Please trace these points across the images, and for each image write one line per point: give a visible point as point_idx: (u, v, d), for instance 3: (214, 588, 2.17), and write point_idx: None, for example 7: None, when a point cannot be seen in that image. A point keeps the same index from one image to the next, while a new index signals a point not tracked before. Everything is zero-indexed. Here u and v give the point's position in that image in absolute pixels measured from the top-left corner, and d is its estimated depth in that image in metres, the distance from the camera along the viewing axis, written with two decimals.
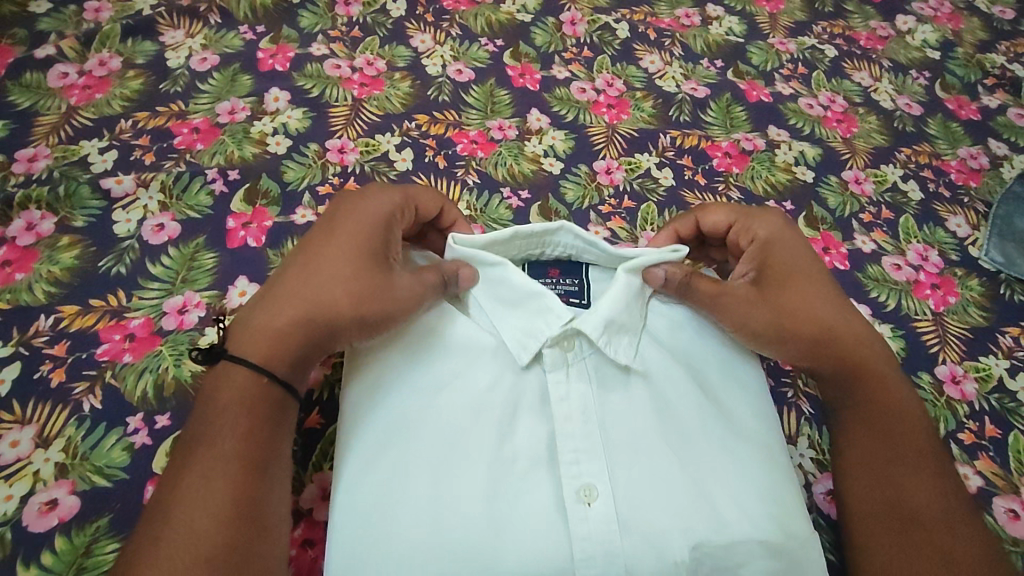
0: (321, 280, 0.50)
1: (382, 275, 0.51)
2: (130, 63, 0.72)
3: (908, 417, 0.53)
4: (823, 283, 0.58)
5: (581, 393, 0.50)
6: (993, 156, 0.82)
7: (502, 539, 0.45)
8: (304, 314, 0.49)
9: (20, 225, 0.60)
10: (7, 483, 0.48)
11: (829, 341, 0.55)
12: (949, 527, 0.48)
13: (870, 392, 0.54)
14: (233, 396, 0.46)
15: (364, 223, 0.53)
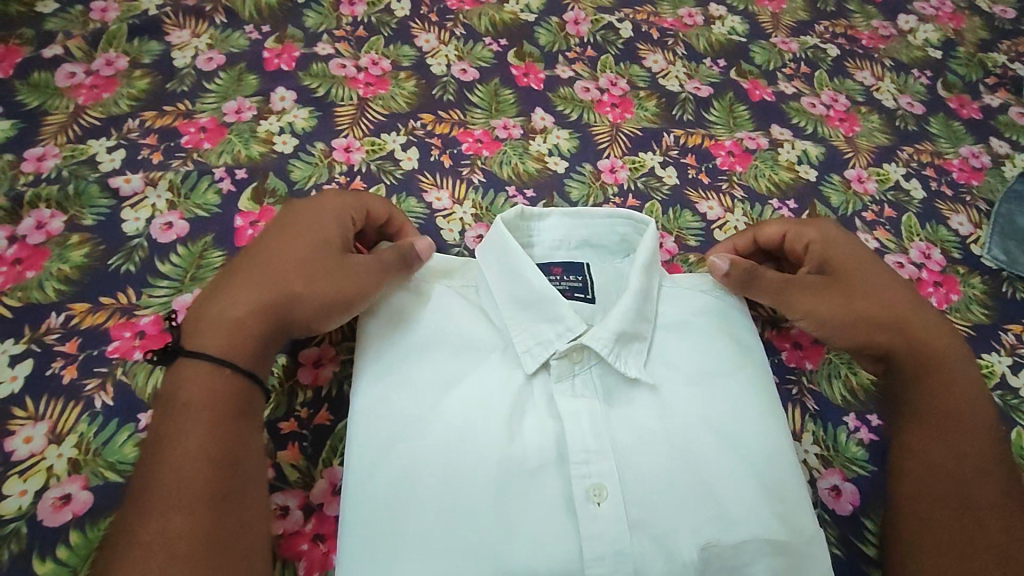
0: (272, 272, 0.51)
1: (332, 262, 0.52)
2: (137, 63, 0.73)
3: (947, 410, 0.54)
4: (886, 272, 0.59)
5: (590, 405, 0.50)
6: (994, 154, 0.82)
7: (511, 535, 0.45)
8: (263, 304, 0.49)
9: (29, 224, 0.60)
10: (20, 478, 0.48)
11: (900, 325, 0.56)
12: (957, 526, 0.49)
13: (930, 379, 0.55)
14: (195, 392, 0.46)
15: (311, 220, 0.54)
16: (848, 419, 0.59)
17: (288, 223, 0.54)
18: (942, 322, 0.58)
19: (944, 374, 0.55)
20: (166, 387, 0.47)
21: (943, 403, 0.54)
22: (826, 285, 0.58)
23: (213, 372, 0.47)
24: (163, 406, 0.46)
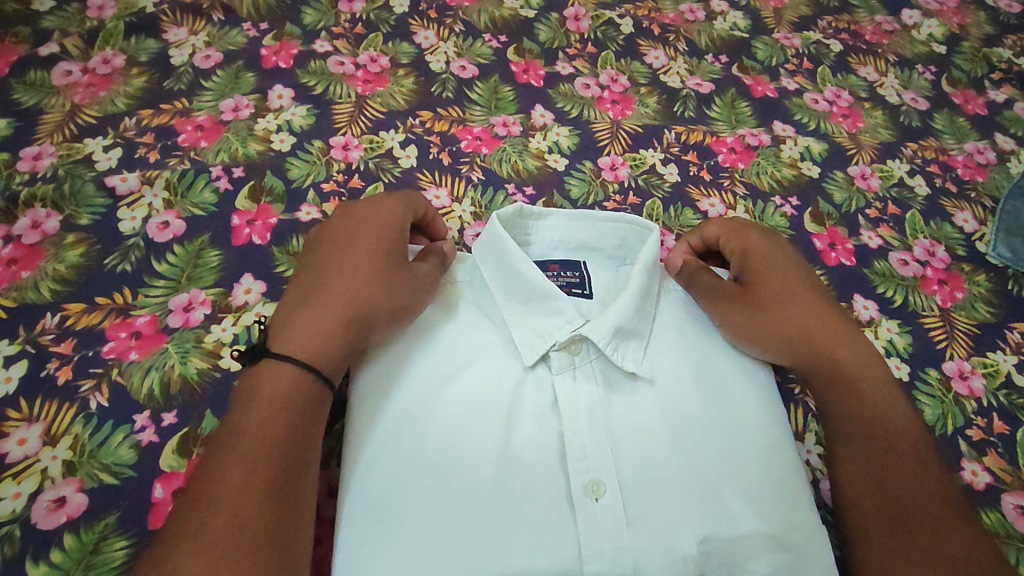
0: (352, 283, 0.50)
1: (401, 271, 0.52)
2: (134, 61, 0.72)
3: (890, 418, 0.52)
4: (808, 284, 0.58)
5: (589, 398, 0.50)
6: (1000, 151, 0.81)
7: (487, 535, 0.44)
8: (347, 301, 0.49)
9: (25, 223, 0.60)
10: (15, 481, 0.48)
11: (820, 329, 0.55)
12: (921, 526, 0.46)
13: (851, 385, 0.53)
14: (280, 389, 0.44)
15: (374, 231, 0.54)
16: None
17: (333, 233, 0.55)
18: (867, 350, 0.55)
19: (847, 387, 0.53)
20: (247, 383, 0.45)
21: (872, 416, 0.52)
22: (758, 288, 0.57)
23: (296, 373, 0.45)
24: (242, 399, 0.44)
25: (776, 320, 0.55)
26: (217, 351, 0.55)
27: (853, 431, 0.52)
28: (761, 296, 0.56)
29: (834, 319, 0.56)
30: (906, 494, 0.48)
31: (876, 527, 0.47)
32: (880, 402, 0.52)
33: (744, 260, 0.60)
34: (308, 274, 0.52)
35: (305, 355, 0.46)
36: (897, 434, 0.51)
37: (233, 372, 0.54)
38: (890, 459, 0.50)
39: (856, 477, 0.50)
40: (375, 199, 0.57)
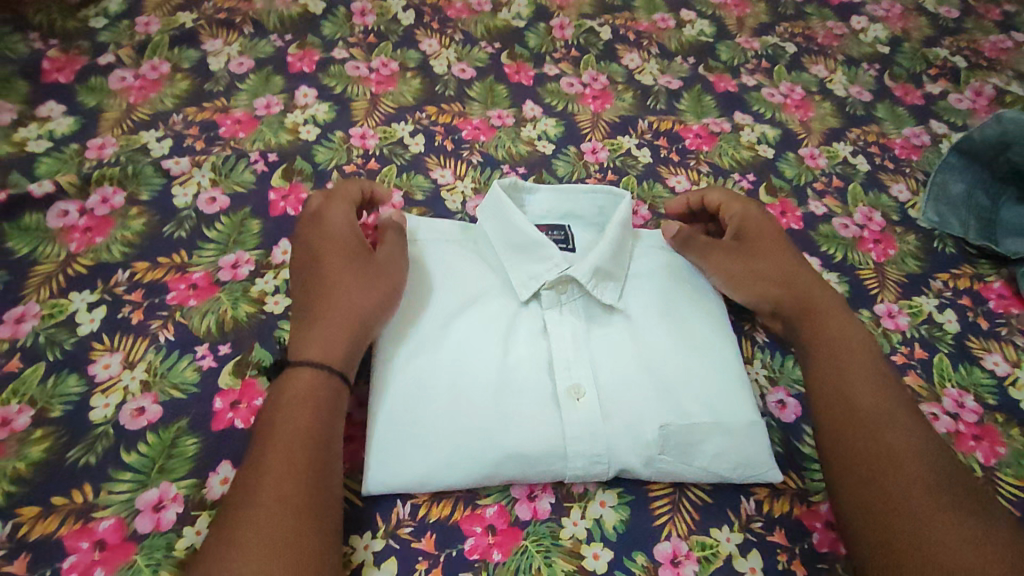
0: (332, 292, 0.58)
1: (367, 266, 0.60)
2: (178, 67, 0.84)
3: (866, 385, 0.59)
4: (784, 249, 0.69)
5: (572, 326, 0.61)
6: (933, 134, 0.93)
7: (489, 428, 0.55)
8: (335, 309, 0.57)
9: (96, 199, 0.69)
10: (103, 394, 0.58)
11: (790, 285, 0.66)
12: (911, 476, 0.52)
13: (818, 330, 0.63)
14: (300, 393, 0.53)
15: (331, 242, 0.62)
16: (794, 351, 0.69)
17: (315, 234, 0.63)
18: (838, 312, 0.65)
19: (813, 325, 0.64)
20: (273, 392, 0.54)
21: (855, 380, 0.59)
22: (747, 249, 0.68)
23: (314, 381, 0.53)
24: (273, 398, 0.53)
25: (753, 269, 0.67)
26: (263, 299, 0.65)
27: (822, 361, 0.61)
28: (746, 252, 0.68)
29: (805, 278, 0.67)
30: (893, 447, 0.54)
31: (876, 482, 0.53)
32: (836, 338, 0.63)
33: (739, 221, 0.71)
34: (298, 298, 0.60)
35: (316, 360, 0.54)
36: (859, 369, 0.60)
37: (276, 315, 0.64)
38: (874, 420, 0.56)
39: (829, 404, 0.58)
40: (321, 210, 0.65)
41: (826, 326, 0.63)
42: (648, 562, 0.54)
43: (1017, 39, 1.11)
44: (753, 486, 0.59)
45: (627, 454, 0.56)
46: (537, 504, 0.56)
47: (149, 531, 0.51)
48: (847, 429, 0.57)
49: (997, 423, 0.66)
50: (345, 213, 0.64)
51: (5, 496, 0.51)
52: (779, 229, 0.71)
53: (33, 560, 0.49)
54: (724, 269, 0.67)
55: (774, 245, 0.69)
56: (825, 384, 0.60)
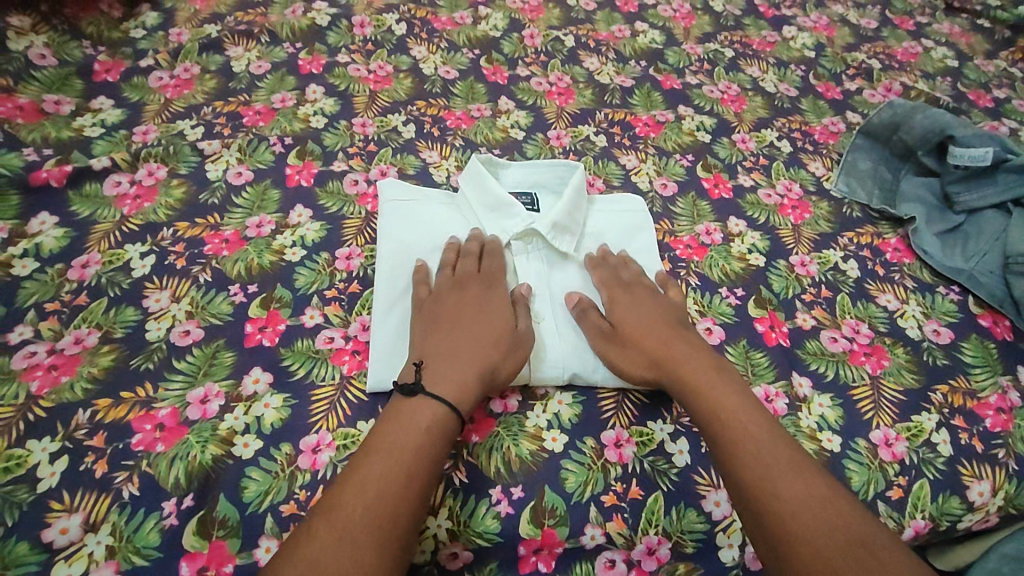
0: (473, 346, 0.67)
1: (508, 334, 0.70)
2: (206, 69, 0.99)
3: (735, 415, 0.63)
4: (656, 314, 0.73)
5: (536, 269, 0.79)
6: (849, 123, 1.09)
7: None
8: (479, 362, 0.66)
9: (143, 173, 0.84)
10: (156, 320, 0.70)
11: (664, 358, 0.69)
12: (784, 489, 0.57)
13: (697, 393, 0.65)
14: (438, 412, 0.60)
15: (481, 303, 0.72)
16: (721, 289, 0.82)
17: (473, 295, 0.72)
18: (702, 358, 0.69)
19: (689, 380, 0.66)
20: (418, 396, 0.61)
21: (723, 417, 0.63)
22: (624, 326, 0.72)
23: (446, 413, 0.60)
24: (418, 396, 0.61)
25: (645, 361, 0.69)
26: (282, 250, 0.79)
27: (714, 414, 0.63)
28: (623, 329, 0.72)
29: (675, 343, 0.70)
30: (768, 461, 0.59)
31: (760, 503, 0.57)
32: (732, 402, 0.64)
33: (610, 293, 0.76)
34: (432, 337, 0.68)
35: (450, 398, 0.62)
36: (742, 410, 0.63)
37: (293, 262, 0.78)
38: (746, 447, 0.61)
39: (721, 453, 0.62)
40: (494, 274, 0.76)
41: (698, 385, 0.66)
42: (596, 444, 0.67)
43: (926, 45, 1.29)
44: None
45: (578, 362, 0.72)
46: (507, 401, 0.69)
47: (198, 417, 0.64)
48: (727, 459, 0.61)
49: (885, 344, 0.79)
50: (502, 283, 0.76)
51: (85, 391, 0.64)
52: (651, 292, 0.75)
53: (109, 437, 0.61)
54: (612, 353, 0.70)
55: (661, 317, 0.73)
56: (741, 459, 0.60)
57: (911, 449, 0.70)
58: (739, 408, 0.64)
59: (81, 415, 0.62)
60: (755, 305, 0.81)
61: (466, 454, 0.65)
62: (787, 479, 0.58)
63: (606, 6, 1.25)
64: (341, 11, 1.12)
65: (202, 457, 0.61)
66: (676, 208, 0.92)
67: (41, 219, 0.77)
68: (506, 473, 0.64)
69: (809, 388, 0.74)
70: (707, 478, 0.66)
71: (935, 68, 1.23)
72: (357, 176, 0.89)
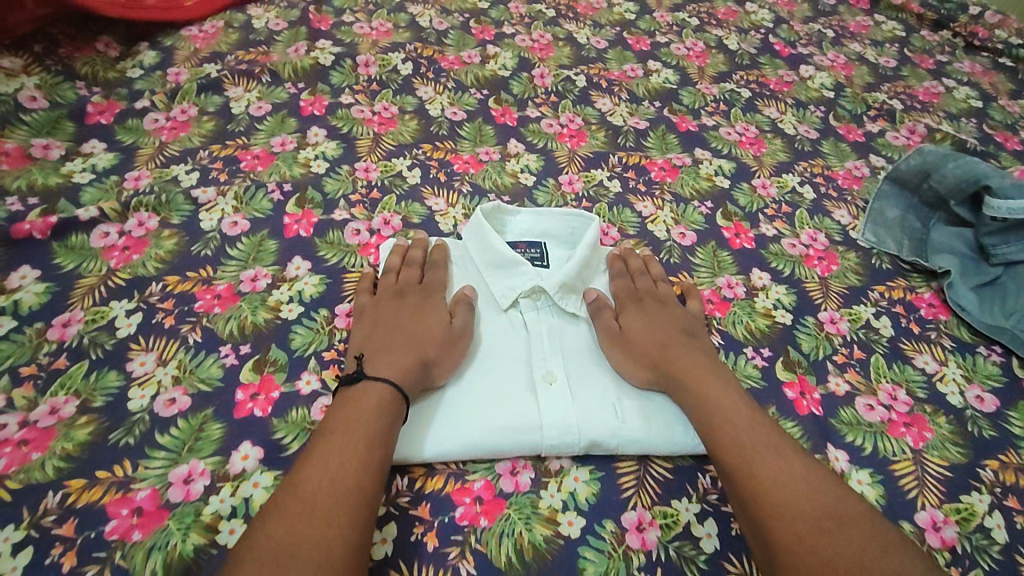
0: (410, 338, 0.68)
1: (443, 325, 0.70)
2: (204, 110, 0.96)
3: (737, 414, 0.64)
4: (670, 321, 0.74)
5: (548, 327, 0.73)
6: (873, 167, 1.05)
7: (478, 408, 0.66)
8: (413, 353, 0.66)
9: (133, 222, 0.80)
10: (139, 387, 0.65)
11: (673, 360, 0.69)
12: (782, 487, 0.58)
13: (700, 394, 0.65)
14: (380, 396, 0.61)
15: (418, 300, 0.73)
16: (746, 349, 0.77)
17: (412, 303, 0.72)
18: (710, 366, 0.69)
19: (692, 378, 0.67)
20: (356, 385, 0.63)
21: (724, 413, 0.64)
22: (637, 327, 0.72)
23: (386, 394, 0.61)
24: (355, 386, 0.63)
25: (644, 361, 0.69)
26: (278, 307, 0.74)
27: (715, 411, 0.64)
28: (634, 329, 0.72)
29: (685, 349, 0.70)
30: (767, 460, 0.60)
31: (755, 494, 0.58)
32: (722, 396, 0.65)
33: (627, 296, 0.76)
34: (373, 334, 0.69)
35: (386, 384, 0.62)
36: (742, 411, 0.64)
37: (289, 320, 0.73)
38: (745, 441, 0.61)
39: (715, 444, 0.62)
40: (432, 270, 0.76)
41: (701, 386, 0.66)
42: (616, 529, 0.61)
43: (948, 84, 1.25)
44: (708, 463, 0.67)
45: (594, 429, 0.65)
46: (518, 478, 0.64)
47: (180, 500, 0.58)
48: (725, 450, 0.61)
49: (925, 412, 0.73)
50: (440, 274, 0.76)
51: (56, 470, 0.58)
52: (666, 303, 0.76)
53: (80, 524, 0.55)
54: (620, 350, 0.70)
55: (670, 319, 0.74)
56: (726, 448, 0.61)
57: (962, 536, 0.63)
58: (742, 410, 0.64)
59: (51, 499, 0.56)
60: (783, 367, 0.76)
61: (473, 542, 0.59)
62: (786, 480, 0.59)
63: (618, 44, 1.22)
64: (346, 50, 1.09)
65: (182, 548, 0.55)
66: (696, 259, 0.87)
67: (22, 273, 0.72)
68: (518, 563, 0.58)
69: (846, 462, 0.68)
70: (740, 568, 0.60)
71: (959, 109, 1.19)
72: (359, 225, 0.84)
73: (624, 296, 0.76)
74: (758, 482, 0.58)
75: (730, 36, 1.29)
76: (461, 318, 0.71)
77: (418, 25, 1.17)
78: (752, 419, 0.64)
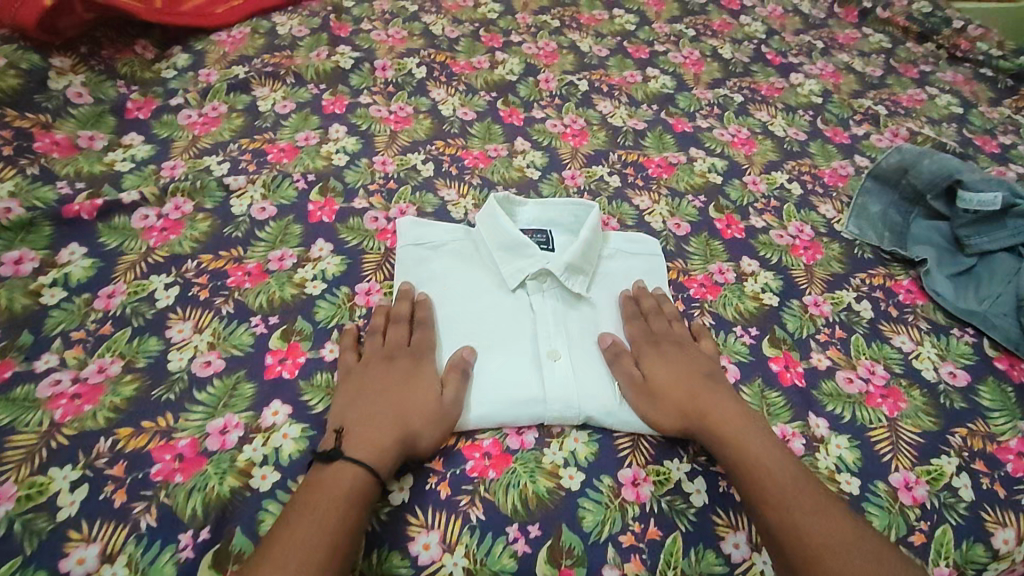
0: (394, 410, 0.66)
1: (429, 397, 0.68)
2: (233, 108, 1.03)
3: (773, 471, 0.64)
4: (690, 366, 0.74)
5: (553, 308, 0.79)
6: (857, 166, 1.11)
7: (488, 381, 0.72)
8: (396, 429, 0.64)
9: (170, 207, 0.87)
10: (178, 351, 0.72)
11: (702, 414, 0.69)
12: (829, 549, 0.59)
13: (740, 452, 0.66)
14: (349, 479, 0.60)
15: (405, 366, 0.71)
16: (735, 328, 0.83)
17: (400, 369, 0.70)
18: (738, 415, 0.69)
19: (726, 434, 0.67)
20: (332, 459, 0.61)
21: (758, 472, 0.64)
22: (661, 377, 0.72)
23: (361, 480, 0.60)
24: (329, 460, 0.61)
25: (673, 413, 0.70)
26: (303, 283, 0.80)
27: (754, 470, 0.65)
28: (659, 380, 0.72)
29: (711, 398, 0.71)
30: (808, 520, 0.61)
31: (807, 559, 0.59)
32: (756, 451, 0.66)
33: (643, 342, 0.77)
34: (356, 403, 0.67)
35: (367, 462, 0.61)
36: (778, 466, 0.65)
37: (314, 296, 0.79)
38: (785, 502, 0.62)
39: (763, 508, 0.63)
40: (420, 331, 0.74)
41: (737, 443, 0.67)
42: (612, 483, 0.67)
43: (931, 92, 1.32)
44: None
45: (594, 404, 0.71)
46: (524, 438, 0.70)
47: (216, 448, 0.64)
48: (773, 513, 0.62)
49: (901, 385, 0.79)
50: (428, 337, 0.74)
51: (106, 420, 0.64)
52: (682, 346, 0.77)
53: (129, 466, 0.61)
54: (648, 404, 0.71)
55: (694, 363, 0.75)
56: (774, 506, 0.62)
57: (931, 494, 0.69)
58: (778, 466, 0.65)
59: (102, 444, 0.63)
60: (769, 344, 0.82)
61: (483, 491, 0.65)
62: (831, 541, 0.59)
63: (618, 52, 1.30)
64: (364, 55, 1.17)
65: (219, 489, 0.61)
66: (689, 248, 0.93)
67: (71, 249, 0.79)
68: (523, 510, 0.64)
69: (826, 428, 0.74)
70: (726, 519, 0.66)
71: (940, 115, 1.26)
72: (377, 212, 0.91)
73: (641, 343, 0.77)
74: (807, 545, 0.59)
75: (725, 46, 1.37)
76: (448, 390, 0.69)
77: (431, 33, 1.25)
78: (790, 473, 0.65)
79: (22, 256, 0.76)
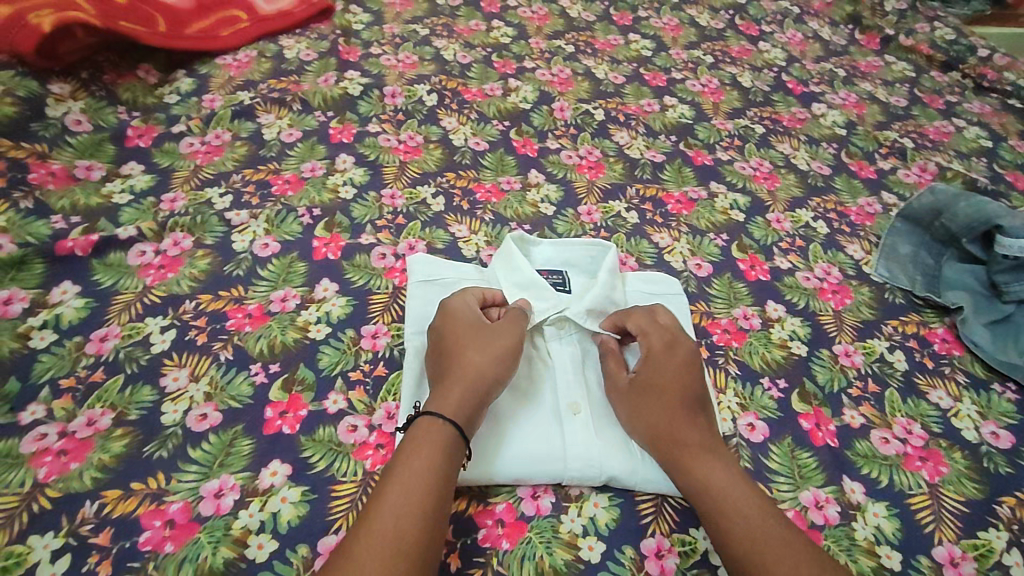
0: (459, 365, 0.65)
1: (487, 345, 0.67)
2: (237, 136, 1.00)
3: (734, 504, 0.60)
4: (672, 377, 0.67)
5: (572, 356, 0.74)
6: (884, 204, 1.07)
7: (504, 436, 0.67)
8: (465, 383, 0.63)
9: (169, 242, 0.83)
10: (172, 402, 0.67)
11: (672, 433, 0.64)
12: None
13: (701, 479, 0.62)
14: (430, 432, 0.59)
15: (455, 326, 0.69)
16: (763, 380, 0.78)
17: (451, 330, 0.69)
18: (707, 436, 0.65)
19: (692, 457, 0.63)
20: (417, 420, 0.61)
21: (719, 502, 0.60)
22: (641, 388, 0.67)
23: (439, 428, 0.59)
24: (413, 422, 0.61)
25: (645, 431, 0.65)
26: (307, 327, 0.76)
27: (715, 499, 0.60)
28: (641, 389, 0.67)
29: (684, 414, 0.65)
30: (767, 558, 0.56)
31: None
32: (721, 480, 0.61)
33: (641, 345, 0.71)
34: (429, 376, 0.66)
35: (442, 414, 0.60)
36: (743, 497, 0.60)
37: (317, 340, 0.75)
38: (743, 536, 0.58)
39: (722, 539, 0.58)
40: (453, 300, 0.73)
41: (700, 467, 0.62)
42: (635, 555, 0.62)
43: (958, 124, 1.28)
44: None
45: (616, 464, 0.66)
46: (540, 502, 0.65)
47: (210, 513, 0.59)
48: (734, 549, 0.57)
49: (941, 447, 0.74)
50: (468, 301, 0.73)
51: (93, 481, 0.60)
52: (676, 350, 0.70)
53: (116, 534, 0.57)
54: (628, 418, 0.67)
55: (675, 364, 0.68)
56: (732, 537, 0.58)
57: (980, 572, 0.64)
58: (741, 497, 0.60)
59: (87, 508, 0.58)
60: (799, 398, 0.77)
61: (495, 565, 0.60)
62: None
63: (635, 80, 1.26)
64: (373, 81, 1.13)
65: (211, 562, 0.56)
66: (712, 290, 0.89)
67: (63, 288, 0.75)
68: None
69: (862, 494, 0.69)
70: None
71: (969, 148, 1.22)
72: (385, 249, 0.87)
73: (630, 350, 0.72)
74: None
75: (744, 74, 1.33)
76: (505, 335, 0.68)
77: (443, 59, 1.22)
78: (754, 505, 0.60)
79: (11, 296, 0.73)
